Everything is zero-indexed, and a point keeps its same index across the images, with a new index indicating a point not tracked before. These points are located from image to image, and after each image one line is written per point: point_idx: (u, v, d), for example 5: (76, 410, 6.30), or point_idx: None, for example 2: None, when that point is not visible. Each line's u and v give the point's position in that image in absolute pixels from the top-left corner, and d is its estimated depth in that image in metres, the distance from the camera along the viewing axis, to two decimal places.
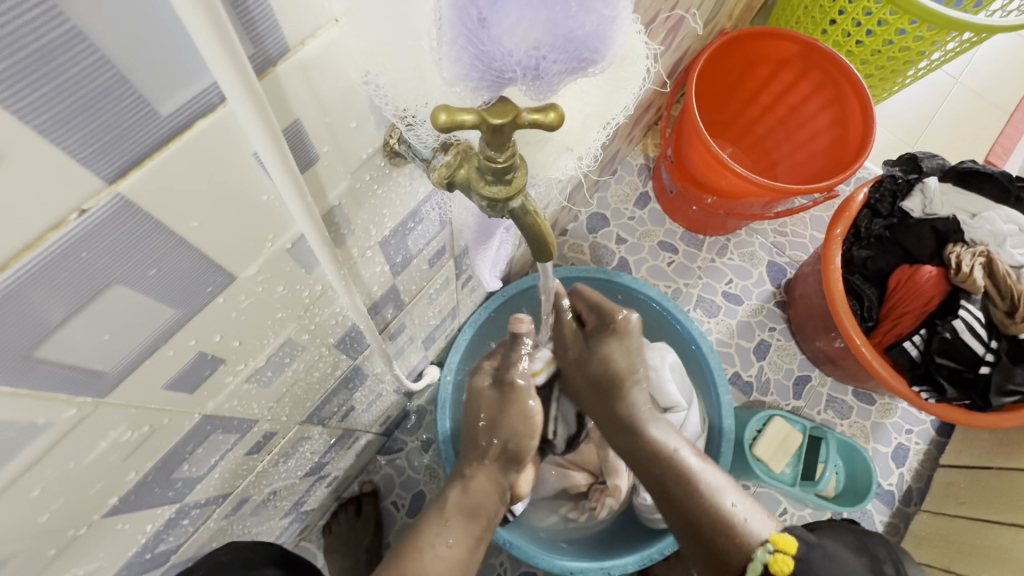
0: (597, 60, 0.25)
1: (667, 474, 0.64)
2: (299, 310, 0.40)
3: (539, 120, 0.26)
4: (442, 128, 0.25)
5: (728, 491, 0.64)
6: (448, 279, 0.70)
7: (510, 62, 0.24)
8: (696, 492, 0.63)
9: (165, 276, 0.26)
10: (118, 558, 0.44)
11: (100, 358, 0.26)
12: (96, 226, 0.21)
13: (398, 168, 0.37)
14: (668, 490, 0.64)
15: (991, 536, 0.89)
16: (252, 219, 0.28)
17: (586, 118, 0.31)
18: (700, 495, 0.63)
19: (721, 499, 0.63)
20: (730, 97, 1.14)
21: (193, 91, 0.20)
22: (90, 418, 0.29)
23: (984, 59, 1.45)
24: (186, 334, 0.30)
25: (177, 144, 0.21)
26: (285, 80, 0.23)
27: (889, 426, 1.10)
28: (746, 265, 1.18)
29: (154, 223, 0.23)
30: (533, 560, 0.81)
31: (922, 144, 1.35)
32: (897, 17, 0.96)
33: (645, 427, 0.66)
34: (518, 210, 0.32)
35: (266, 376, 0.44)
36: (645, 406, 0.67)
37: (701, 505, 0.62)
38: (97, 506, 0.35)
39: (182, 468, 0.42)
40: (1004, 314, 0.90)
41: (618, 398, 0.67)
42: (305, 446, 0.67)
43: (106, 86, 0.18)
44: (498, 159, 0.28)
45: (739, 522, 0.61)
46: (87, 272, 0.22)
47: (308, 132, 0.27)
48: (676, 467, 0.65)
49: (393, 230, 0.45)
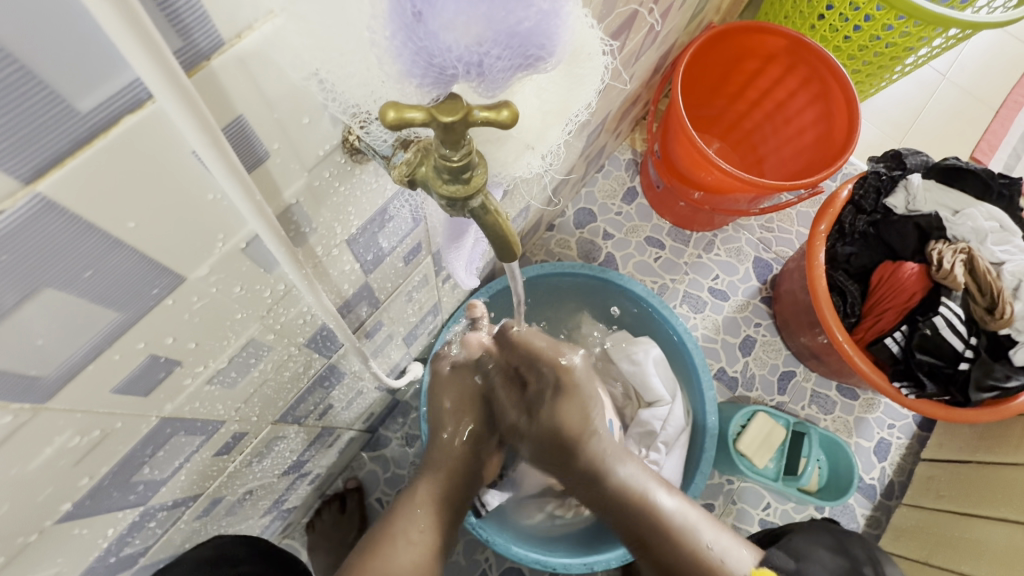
0: (545, 56, 0.24)
1: (641, 523, 0.67)
2: (261, 310, 0.39)
3: (491, 118, 0.25)
4: (391, 125, 0.24)
5: (705, 526, 0.67)
6: (427, 275, 0.69)
7: (450, 58, 0.23)
8: (674, 546, 0.66)
9: (102, 278, 0.25)
10: (79, 563, 0.44)
11: (35, 364, 0.25)
12: (15, 229, 0.20)
13: (361, 165, 0.36)
14: (646, 545, 0.67)
15: (968, 529, 0.91)
16: (199, 219, 0.27)
17: (546, 116, 0.30)
18: (675, 543, 0.66)
19: (691, 541, 0.66)
20: (717, 93, 1.14)
21: (116, 86, 0.19)
22: (31, 424, 0.28)
23: (971, 55, 1.45)
24: (132, 337, 0.29)
25: (101, 142, 0.20)
26: (223, 74, 0.22)
27: (871, 421, 1.11)
28: (732, 261, 1.18)
29: (84, 224, 0.22)
30: (517, 557, 0.80)
31: (909, 140, 1.35)
32: (884, 12, 0.96)
33: (612, 470, 0.68)
34: (479, 209, 0.31)
35: (230, 377, 0.43)
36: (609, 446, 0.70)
37: (678, 553, 0.66)
38: (48, 512, 0.34)
39: (143, 471, 0.41)
40: (985, 311, 0.90)
41: (579, 455, 0.68)
42: (280, 445, 0.66)
43: (12, 82, 0.17)
44: (453, 158, 0.27)
45: (715, 559, 0.65)
46: (9, 275, 0.21)
47: (254, 128, 0.26)
48: (654, 517, 0.67)
49: (362, 227, 0.44)
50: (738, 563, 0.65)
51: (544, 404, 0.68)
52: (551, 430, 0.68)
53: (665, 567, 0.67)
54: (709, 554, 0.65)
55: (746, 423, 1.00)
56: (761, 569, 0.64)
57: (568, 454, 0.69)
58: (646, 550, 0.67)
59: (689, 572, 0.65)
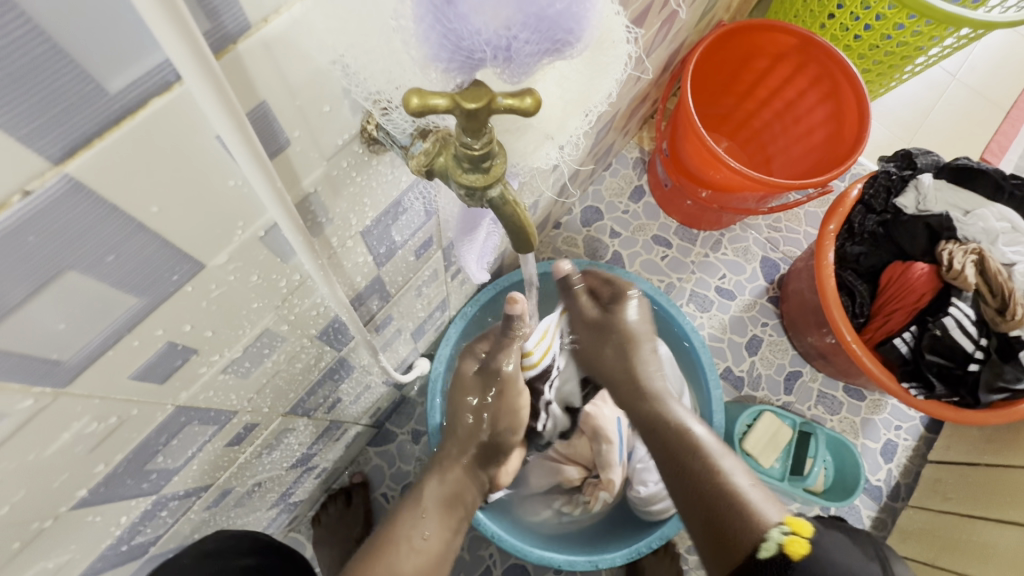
0: (572, 40, 0.24)
1: (680, 450, 0.64)
2: (276, 300, 0.39)
3: (515, 105, 0.25)
4: (415, 112, 0.24)
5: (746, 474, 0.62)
6: (437, 270, 0.69)
7: (479, 41, 0.23)
8: (711, 472, 0.61)
9: (124, 262, 0.25)
10: (91, 550, 0.44)
11: (56, 347, 0.25)
12: (42, 210, 0.20)
13: (378, 156, 0.36)
14: (689, 481, 0.63)
15: (975, 532, 0.90)
16: (219, 206, 0.27)
17: (566, 105, 0.31)
18: (715, 474, 0.61)
19: (726, 478, 0.60)
20: (727, 91, 1.13)
21: (144, 67, 0.19)
22: (51, 409, 0.28)
23: (982, 56, 1.44)
24: (151, 323, 0.29)
25: (128, 124, 0.20)
26: (248, 59, 0.22)
27: (878, 422, 1.11)
28: (740, 260, 1.18)
29: (108, 207, 0.22)
30: (521, 553, 0.80)
31: (918, 141, 1.34)
32: (895, 11, 0.95)
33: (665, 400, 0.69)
34: (498, 199, 0.31)
35: (244, 368, 0.43)
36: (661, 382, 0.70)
37: (715, 485, 0.60)
38: (65, 498, 0.35)
39: (157, 459, 0.41)
40: (995, 312, 0.90)
41: (632, 357, 0.69)
42: (289, 437, 0.66)
43: (44, 60, 0.17)
44: (474, 146, 0.27)
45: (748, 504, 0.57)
46: (35, 257, 0.21)
47: (276, 115, 0.26)
48: (691, 439, 0.65)
49: (376, 219, 0.44)
50: (771, 511, 0.56)
51: (615, 310, 0.70)
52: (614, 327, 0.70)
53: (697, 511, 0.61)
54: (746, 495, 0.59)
55: (753, 422, 0.99)
56: (797, 518, 0.55)
57: (625, 361, 0.70)
58: (685, 480, 0.63)
59: (719, 508, 0.58)
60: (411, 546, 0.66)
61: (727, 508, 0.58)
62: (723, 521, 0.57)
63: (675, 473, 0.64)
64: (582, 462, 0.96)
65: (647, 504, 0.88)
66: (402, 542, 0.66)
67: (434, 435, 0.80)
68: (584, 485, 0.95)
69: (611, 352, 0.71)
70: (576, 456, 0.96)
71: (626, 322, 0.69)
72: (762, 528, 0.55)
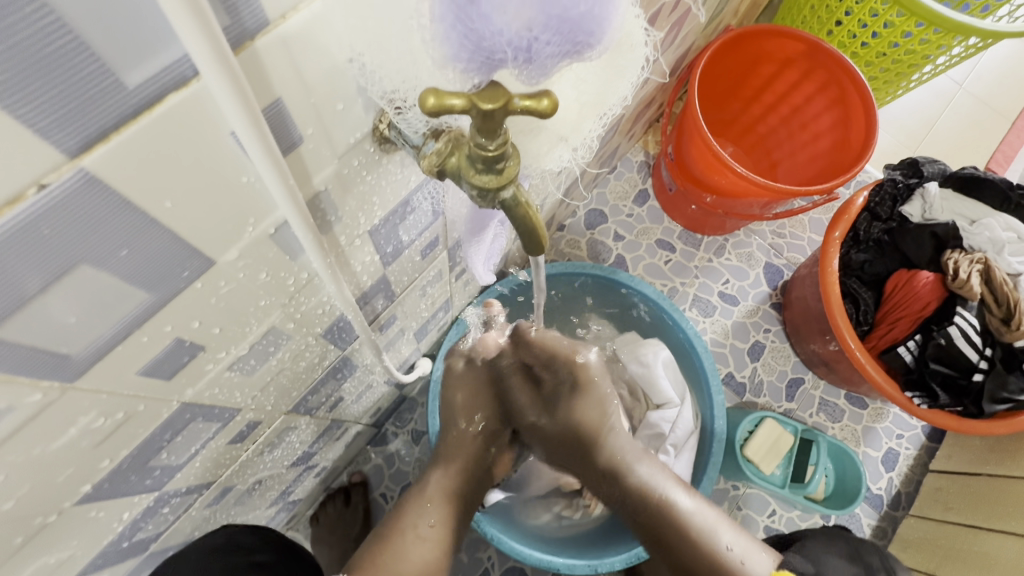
0: (592, 43, 0.24)
1: (655, 523, 0.66)
2: (283, 298, 0.39)
3: (532, 107, 0.25)
4: (431, 111, 0.24)
5: (722, 529, 0.65)
6: (441, 271, 0.68)
7: (500, 41, 0.23)
8: (692, 545, 0.64)
9: (137, 257, 0.25)
10: (93, 546, 0.44)
11: (66, 341, 0.25)
12: (57, 203, 0.20)
13: (389, 155, 0.36)
14: (667, 546, 0.65)
15: (976, 542, 0.90)
16: (232, 202, 0.27)
17: (583, 107, 0.31)
18: (693, 542, 0.64)
19: (707, 544, 0.63)
20: (733, 97, 1.13)
21: (163, 62, 0.19)
22: (58, 403, 0.28)
23: (988, 66, 1.44)
24: (160, 319, 0.29)
25: (145, 119, 0.20)
26: (265, 55, 0.22)
27: (879, 430, 1.10)
28: (743, 266, 1.18)
29: (122, 201, 0.22)
30: (520, 557, 0.80)
31: (923, 149, 1.34)
32: (904, 19, 0.94)
33: (632, 468, 0.68)
34: (510, 200, 0.31)
35: (249, 365, 0.43)
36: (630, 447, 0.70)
37: (695, 554, 0.63)
38: (69, 493, 0.34)
39: (160, 455, 0.41)
40: (1000, 322, 0.90)
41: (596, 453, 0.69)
42: (291, 436, 0.66)
43: (64, 53, 0.17)
44: (489, 147, 0.27)
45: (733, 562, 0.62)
46: (50, 250, 0.21)
47: (291, 112, 0.26)
48: (670, 511, 0.66)
49: (384, 218, 0.44)
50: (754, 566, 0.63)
51: (560, 403, 0.70)
52: (564, 429, 0.71)
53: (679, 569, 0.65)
54: (728, 555, 0.63)
55: (754, 429, 0.99)
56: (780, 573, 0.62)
57: (586, 449, 0.70)
58: (666, 551, 0.66)
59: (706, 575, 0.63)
60: (417, 536, 0.62)
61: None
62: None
63: (655, 546, 0.67)
64: None
65: None
66: (406, 530, 0.62)
67: (435, 437, 0.80)
68: (584, 489, 0.96)
69: (550, 421, 0.72)
70: None
71: (577, 418, 0.69)
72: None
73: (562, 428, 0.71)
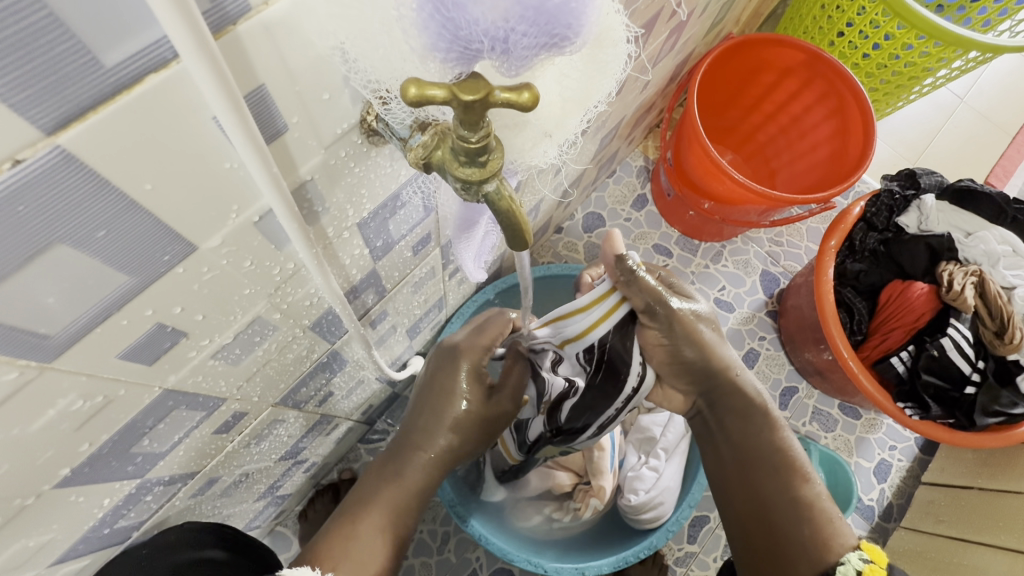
0: (570, 36, 0.24)
1: (758, 448, 0.58)
2: (269, 288, 0.39)
3: (512, 99, 0.25)
4: (412, 101, 0.24)
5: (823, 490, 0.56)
6: (434, 268, 0.69)
7: (477, 31, 0.23)
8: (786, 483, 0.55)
9: (116, 239, 0.25)
10: (73, 531, 0.44)
11: (44, 321, 0.25)
12: (32, 180, 0.20)
13: (378, 147, 0.36)
14: (751, 465, 0.58)
15: (968, 556, 0.89)
16: (215, 188, 0.27)
17: (566, 103, 0.31)
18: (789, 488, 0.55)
19: (811, 481, 0.55)
20: (733, 104, 1.13)
21: (143, 42, 0.19)
22: (36, 382, 0.28)
23: (989, 80, 1.45)
24: (141, 302, 0.30)
25: (125, 99, 0.20)
26: (248, 41, 0.22)
27: (872, 441, 1.10)
28: (740, 273, 1.18)
29: (101, 182, 0.22)
30: (508, 556, 0.80)
31: (923, 161, 1.35)
32: (904, 31, 0.95)
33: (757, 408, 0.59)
34: (494, 194, 0.31)
35: (234, 354, 0.43)
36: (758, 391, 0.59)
37: (782, 497, 0.55)
38: (48, 476, 0.35)
39: (143, 442, 0.41)
40: (993, 335, 0.89)
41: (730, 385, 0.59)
42: (279, 429, 0.66)
43: (39, 28, 0.17)
44: (471, 139, 0.27)
45: (826, 518, 0.53)
46: (28, 225, 0.21)
47: (275, 100, 0.26)
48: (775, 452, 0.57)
49: (373, 212, 0.44)
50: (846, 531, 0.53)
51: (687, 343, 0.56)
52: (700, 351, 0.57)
53: (753, 496, 0.56)
54: (825, 517, 0.54)
55: None
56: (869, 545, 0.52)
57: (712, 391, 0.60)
58: (746, 488, 0.57)
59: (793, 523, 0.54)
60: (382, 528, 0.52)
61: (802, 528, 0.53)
62: (782, 517, 0.54)
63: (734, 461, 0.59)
64: (573, 468, 0.95)
65: (638, 512, 0.88)
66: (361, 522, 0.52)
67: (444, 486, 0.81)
68: (576, 491, 0.94)
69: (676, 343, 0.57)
70: (569, 463, 0.95)
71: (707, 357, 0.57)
72: (836, 550, 0.52)
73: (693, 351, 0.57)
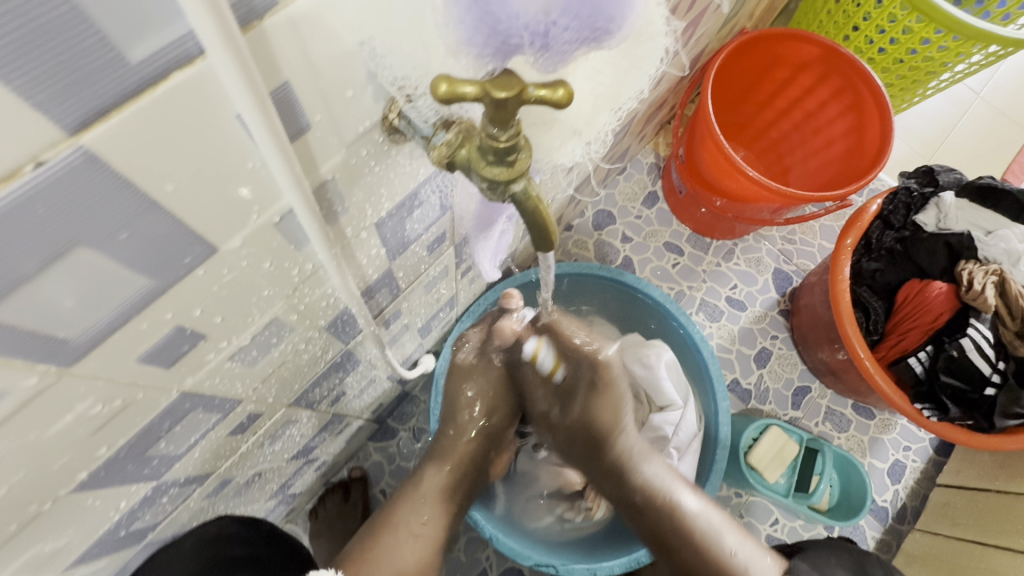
0: (611, 29, 0.24)
1: (662, 516, 0.74)
2: (287, 289, 0.38)
3: (547, 96, 0.24)
4: (442, 99, 0.23)
5: (730, 533, 0.74)
6: (448, 267, 0.68)
7: (518, 25, 0.23)
8: (673, 519, 0.74)
9: (137, 241, 0.24)
10: (89, 535, 0.43)
11: (63, 324, 0.25)
12: (54, 180, 0.19)
13: (398, 145, 0.35)
14: (665, 545, 0.75)
15: (983, 560, 0.87)
16: (236, 187, 0.26)
17: (598, 100, 0.30)
18: (678, 521, 0.74)
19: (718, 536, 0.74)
20: (746, 100, 1.12)
21: (167, 37, 0.18)
22: (54, 388, 0.27)
23: (1007, 75, 1.41)
24: (161, 305, 0.29)
25: (149, 97, 0.19)
26: (273, 35, 0.21)
27: (886, 442, 1.08)
28: (752, 271, 1.16)
29: (125, 182, 0.22)
30: (519, 557, 0.76)
31: (939, 158, 1.32)
32: (922, 26, 0.93)
33: (639, 467, 0.77)
34: (521, 194, 0.30)
35: (251, 356, 0.42)
36: (636, 447, 0.78)
37: (675, 537, 0.74)
38: (65, 480, 0.34)
39: (159, 445, 0.41)
40: (1014, 335, 0.88)
41: (608, 449, 0.77)
42: (292, 429, 0.66)
43: (59, 22, 0.16)
44: (500, 137, 0.26)
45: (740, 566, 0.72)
46: (48, 227, 0.20)
47: (299, 97, 0.25)
48: (679, 515, 0.74)
49: (391, 211, 0.43)
50: (756, 569, 0.72)
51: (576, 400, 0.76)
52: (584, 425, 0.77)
53: (654, 538, 0.75)
54: (716, 533, 0.74)
55: (758, 436, 0.97)
56: None
57: (593, 460, 0.80)
58: (659, 543, 0.75)
59: (687, 551, 0.74)
60: (410, 535, 0.70)
61: (688, 549, 0.74)
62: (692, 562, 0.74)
63: (636, 523, 0.78)
64: (584, 466, 0.96)
65: None
66: (400, 528, 0.70)
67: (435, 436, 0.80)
68: (586, 490, 0.94)
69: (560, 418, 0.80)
70: (579, 461, 0.95)
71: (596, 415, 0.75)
72: None
73: (574, 423, 0.78)
